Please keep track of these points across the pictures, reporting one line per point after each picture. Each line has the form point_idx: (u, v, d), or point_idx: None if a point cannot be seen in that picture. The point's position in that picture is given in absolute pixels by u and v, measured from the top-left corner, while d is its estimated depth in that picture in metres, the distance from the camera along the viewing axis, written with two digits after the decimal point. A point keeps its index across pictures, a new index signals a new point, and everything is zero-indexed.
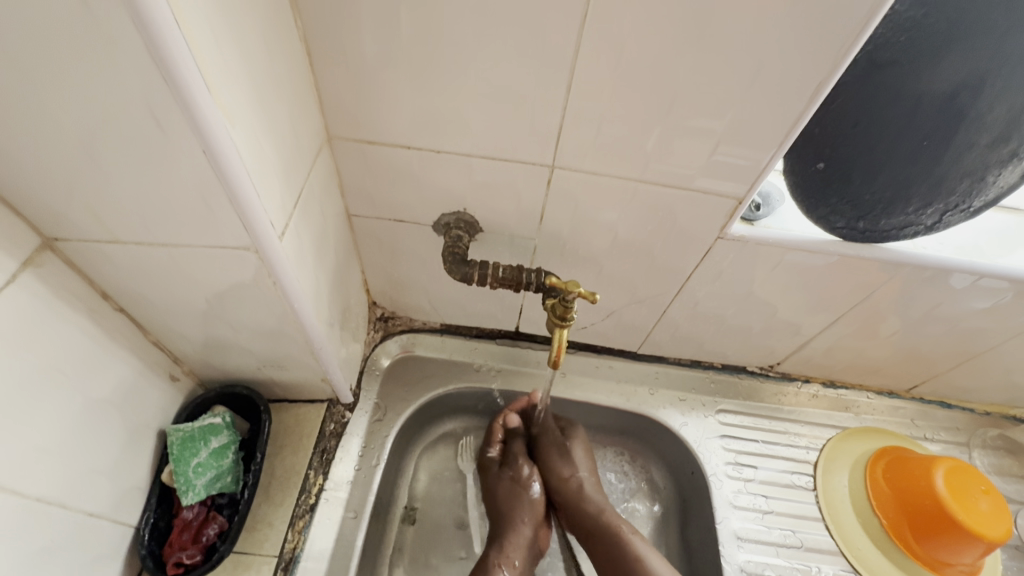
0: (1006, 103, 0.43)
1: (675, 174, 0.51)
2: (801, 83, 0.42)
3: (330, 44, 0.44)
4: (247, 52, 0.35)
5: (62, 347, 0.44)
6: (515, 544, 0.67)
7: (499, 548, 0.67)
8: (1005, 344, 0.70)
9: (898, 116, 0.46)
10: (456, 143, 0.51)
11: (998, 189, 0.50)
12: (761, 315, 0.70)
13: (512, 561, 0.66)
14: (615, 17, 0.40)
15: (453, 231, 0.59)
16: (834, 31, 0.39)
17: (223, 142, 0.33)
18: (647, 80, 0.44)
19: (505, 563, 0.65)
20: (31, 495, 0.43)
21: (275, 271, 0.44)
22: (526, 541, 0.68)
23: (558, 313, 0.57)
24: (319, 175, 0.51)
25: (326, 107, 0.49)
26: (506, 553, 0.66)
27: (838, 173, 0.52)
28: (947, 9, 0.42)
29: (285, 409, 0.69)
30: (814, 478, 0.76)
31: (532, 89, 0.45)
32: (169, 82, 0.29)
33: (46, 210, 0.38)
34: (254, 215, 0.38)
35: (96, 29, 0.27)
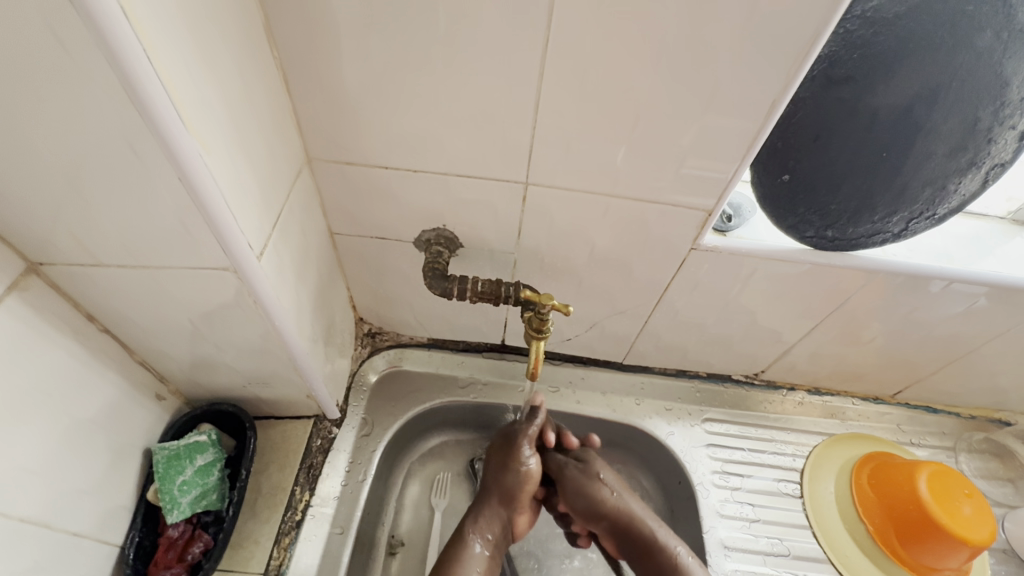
0: (959, 114, 0.45)
1: (645, 189, 0.53)
2: (759, 99, 0.44)
3: (308, 71, 0.46)
4: (222, 83, 0.36)
5: (46, 369, 0.45)
6: (490, 519, 0.67)
7: (474, 518, 0.67)
8: (983, 347, 0.71)
9: (855, 129, 0.48)
10: (432, 162, 0.53)
11: (959, 197, 0.51)
12: (741, 323, 0.71)
13: (485, 535, 0.66)
14: (577, 41, 0.42)
15: (434, 247, 0.61)
16: (787, 51, 0.41)
17: (199, 168, 0.35)
18: (611, 99, 0.45)
19: (476, 535, 0.66)
20: (16, 516, 0.44)
21: (255, 292, 0.45)
22: (501, 515, 0.68)
23: (534, 325, 0.58)
24: (299, 196, 0.52)
25: (307, 131, 0.51)
26: (480, 525, 0.66)
27: (803, 185, 0.53)
28: (894, 28, 0.44)
29: (272, 425, 0.70)
30: (801, 485, 0.76)
31: (503, 110, 0.47)
32: (144, 115, 0.31)
33: (29, 235, 0.39)
34: (233, 237, 0.40)
35: (72, 68, 0.29)
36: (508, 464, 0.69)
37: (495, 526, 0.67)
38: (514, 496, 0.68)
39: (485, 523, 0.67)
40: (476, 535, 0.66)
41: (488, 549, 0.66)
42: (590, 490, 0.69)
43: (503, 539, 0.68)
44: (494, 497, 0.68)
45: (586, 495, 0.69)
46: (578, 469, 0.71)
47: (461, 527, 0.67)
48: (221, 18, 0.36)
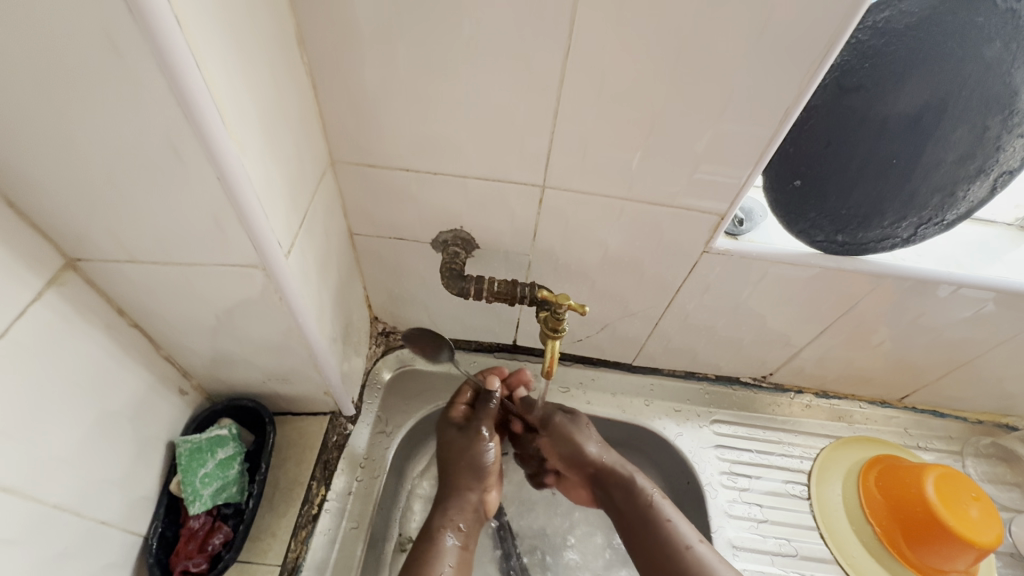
0: (967, 123, 0.46)
1: (659, 193, 0.54)
2: (772, 107, 0.45)
3: (334, 77, 0.47)
4: (257, 88, 0.38)
5: (81, 361, 0.46)
6: (460, 507, 0.69)
7: (443, 512, 0.68)
8: (991, 352, 0.71)
9: (866, 136, 0.49)
10: (451, 165, 0.54)
11: (968, 203, 0.52)
12: (750, 326, 0.72)
13: (456, 524, 0.67)
14: (597, 50, 0.43)
15: (450, 248, 0.62)
16: (801, 60, 0.42)
17: (235, 168, 0.36)
18: (628, 106, 0.47)
19: (449, 527, 0.67)
20: (50, 502, 0.45)
21: (281, 288, 0.47)
22: (472, 505, 0.69)
23: (549, 325, 0.59)
24: (323, 197, 0.54)
25: (331, 135, 0.52)
26: (450, 517, 0.68)
27: (814, 190, 0.54)
28: (905, 38, 0.45)
29: (289, 421, 0.71)
30: (808, 487, 0.77)
31: (523, 114, 0.48)
32: (189, 117, 0.32)
33: (69, 232, 0.41)
34: (263, 235, 0.41)
35: (125, 73, 0.30)
36: (466, 451, 0.71)
37: (465, 514, 0.68)
38: (480, 483, 0.70)
39: (456, 513, 0.68)
40: (449, 528, 0.67)
41: (462, 538, 0.67)
42: (577, 447, 0.70)
43: (476, 523, 0.70)
44: (459, 483, 0.70)
45: (572, 443, 0.70)
46: (562, 426, 0.71)
47: (433, 520, 0.67)
48: (258, 26, 0.37)
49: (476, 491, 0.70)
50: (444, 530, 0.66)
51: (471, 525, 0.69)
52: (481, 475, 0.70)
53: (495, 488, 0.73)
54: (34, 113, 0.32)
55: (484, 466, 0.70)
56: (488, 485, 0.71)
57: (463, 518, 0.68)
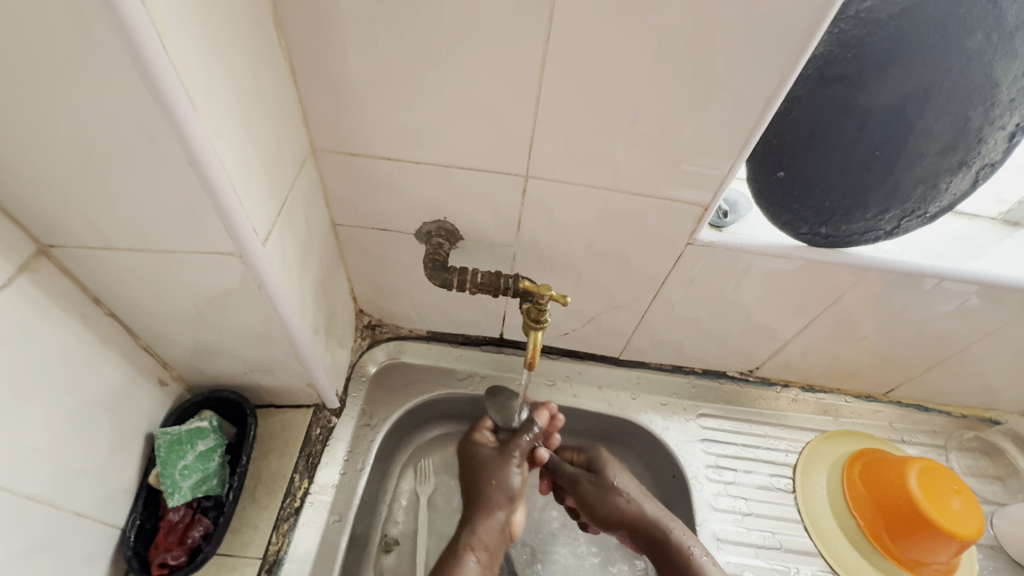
0: (949, 115, 0.46)
1: (643, 183, 0.54)
2: (754, 96, 0.45)
3: (313, 63, 0.47)
4: (230, 71, 0.37)
5: (54, 351, 0.45)
6: (487, 526, 0.67)
7: (470, 530, 0.66)
8: (974, 346, 0.72)
9: (849, 127, 0.49)
10: (433, 154, 0.53)
11: (950, 196, 0.52)
12: (737, 319, 0.71)
13: (483, 544, 0.66)
14: (578, 36, 0.43)
15: (434, 239, 0.62)
16: (783, 48, 0.42)
17: (207, 153, 0.35)
18: (610, 95, 0.46)
19: (475, 547, 0.65)
20: (22, 494, 0.44)
21: (260, 277, 0.46)
22: (499, 525, 0.67)
23: (533, 316, 0.58)
24: (303, 185, 0.53)
25: (312, 123, 0.52)
26: (477, 536, 0.66)
27: (798, 182, 0.54)
28: (887, 28, 0.45)
29: (272, 413, 0.71)
30: (793, 480, 0.78)
31: (505, 102, 0.48)
32: (158, 99, 0.32)
33: (40, 217, 0.40)
34: (239, 222, 0.41)
35: (89, 51, 0.30)
36: (500, 473, 0.69)
37: (492, 536, 0.67)
38: (509, 506, 0.68)
39: (482, 533, 0.66)
40: (475, 548, 0.65)
41: (486, 559, 0.65)
42: (608, 502, 0.69)
43: (502, 544, 0.68)
44: (485, 502, 0.68)
45: (604, 503, 0.70)
46: (592, 482, 0.71)
47: (460, 538, 0.66)
48: (230, 7, 0.37)
49: (505, 514, 0.68)
50: (469, 550, 0.65)
51: (496, 546, 0.67)
52: (510, 498, 0.69)
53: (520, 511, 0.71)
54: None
55: (515, 490, 0.69)
56: (516, 507, 0.69)
57: (489, 538, 0.66)
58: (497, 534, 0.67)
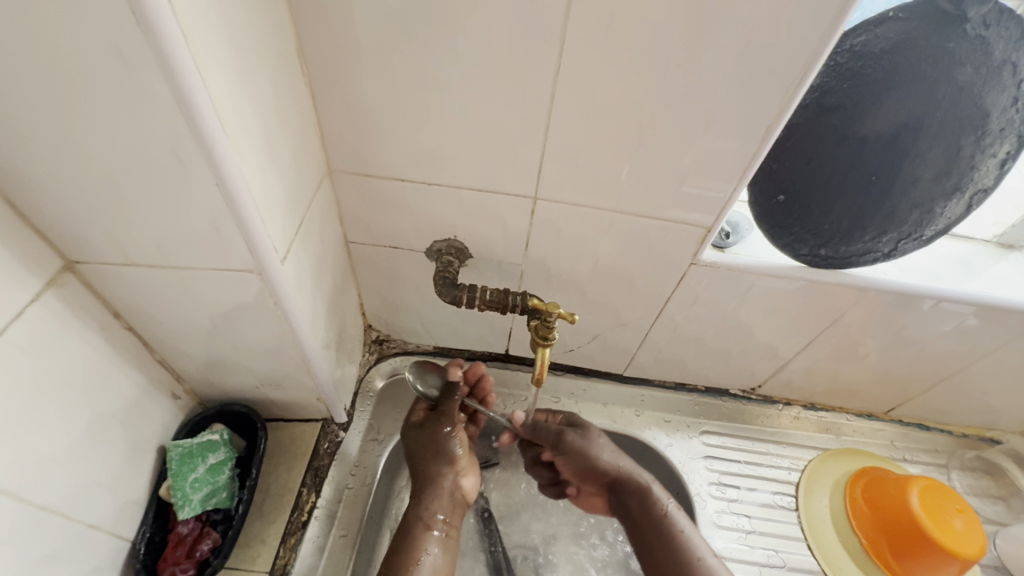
0: (942, 143, 0.48)
1: (648, 205, 0.55)
2: (755, 124, 0.47)
3: (333, 90, 0.49)
4: (258, 99, 0.39)
5: (75, 363, 0.47)
6: (437, 497, 0.68)
7: (421, 504, 0.67)
8: (973, 366, 0.73)
9: (846, 153, 0.51)
10: (445, 175, 0.55)
11: (945, 219, 0.54)
12: (739, 337, 0.73)
13: (437, 517, 0.67)
14: (588, 69, 0.45)
15: (444, 257, 0.63)
16: (782, 79, 0.44)
17: (234, 175, 0.37)
18: (617, 123, 0.49)
19: (429, 519, 0.66)
20: (38, 504, 0.45)
21: (277, 293, 0.48)
22: (449, 494, 0.69)
23: (540, 333, 0.60)
24: (319, 205, 0.55)
25: (330, 146, 0.54)
26: (428, 509, 0.67)
27: (797, 204, 0.56)
28: (881, 61, 0.47)
29: (281, 427, 0.71)
30: (797, 499, 0.78)
31: (516, 127, 0.50)
32: (192, 126, 0.33)
33: (69, 234, 0.42)
34: (260, 240, 0.42)
35: (131, 82, 0.31)
36: (429, 441, 0.69)
37: (441, 502, 0.68)
38: (454, 471, 0.69)
39: (434, 503, 0.67)
40: (430, 520, 0.66)
41: (445, 530, 0.67)
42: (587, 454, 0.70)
43: (457, 509, 0.69)
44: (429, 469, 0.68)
45: (585, 458, 0.70)
46: (575, 433, 0.71)
47: (410, 511, 0.67)
48: (260, 40, 0.39)
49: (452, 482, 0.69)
50: (422, 522, 0.66)
51: (450, 513, 0.68)
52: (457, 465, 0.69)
53: (469, 475, 0.72)
54: (41, 120, 0.33)
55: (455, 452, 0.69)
56: (461, 470, 0.70)
57: (442, 508, 0.68)
58: (446, 500, 0.68)
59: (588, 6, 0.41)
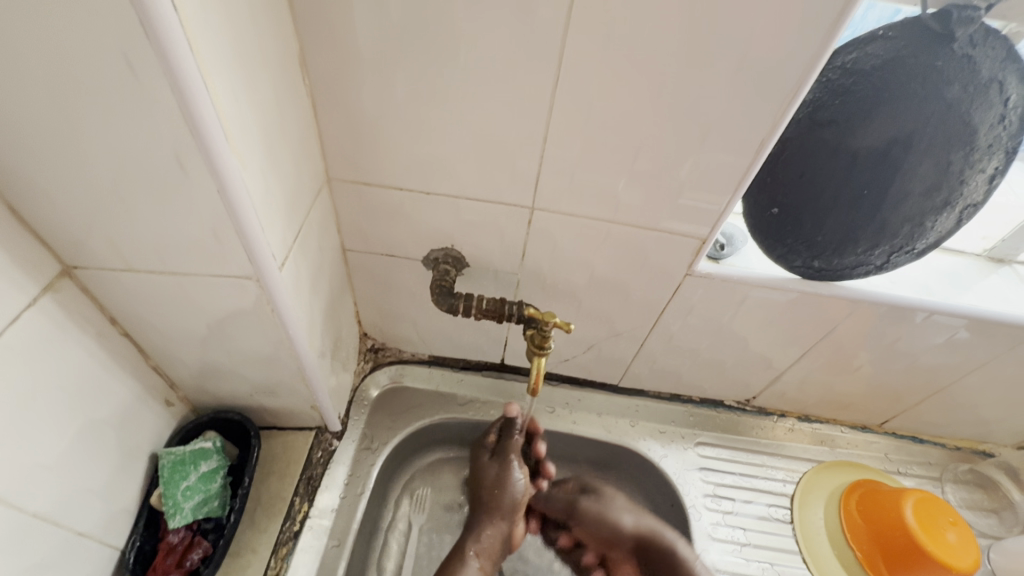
0: (932, 159, 0.49)
1: (643, 216, 0.56)
2: (749, 137, 0.48)
3: (333, 99, 0.49)
4: (259, 107, 0.40)
5: (69, 369, 0.46)
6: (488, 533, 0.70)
7: (473, 536, 0.70)
8: (965, 379, 0.73)
9: (839, 168, 0.52)
10: (444, 185, 0.56)
11: (936, 233, 0.55)
12: (734, 348, 0.73)
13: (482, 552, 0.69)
14: (585, 81, 0.46)
15: (441, 266, 0.64)
16: (776, 94, 0.45)
17: (235, 183, 0.37)
18: (613, 135, 0.49)
19: (474, 552, 0.69)
20: (29, 511, 0.44)
21: (274, 300, 0.48)
22: (500, 533, 0.71)
23: (536, 342, 0.60)
24: (318, 213, 0.55)
25: (329, 154, 0.54)
26: (478, 543, 0.69)
27: (790, 217, 0.57)
28: (872, 78, 0.48)
29: (275, 436, 0.71)
30: (791, 511, 0.78)
31: (514, 138, 0.51)
32: (195, 135, 0.34)
33: (67, 239, 0.42)
34: (259, 247, 0.42)
35: (135, 89, 0.31)
36: (498, 480, 0.71)
37: (493, 542, 0.70)
38: (510, 514, 0.71)
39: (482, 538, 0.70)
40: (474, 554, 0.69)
41: (486, 566, 0.69)
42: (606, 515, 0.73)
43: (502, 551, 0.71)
44: (487, 509, 0.71)
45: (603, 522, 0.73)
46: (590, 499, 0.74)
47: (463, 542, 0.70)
48: (262, 50, 0.39)
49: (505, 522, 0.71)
50: (468, 555, 0.68)
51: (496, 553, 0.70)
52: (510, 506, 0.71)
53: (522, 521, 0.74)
54: (44, 125, 0.33)
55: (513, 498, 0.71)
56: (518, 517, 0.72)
57: (488, 545, 0.70)
58: (495, 540, 0.71)
59: (586, 20, 0.42)
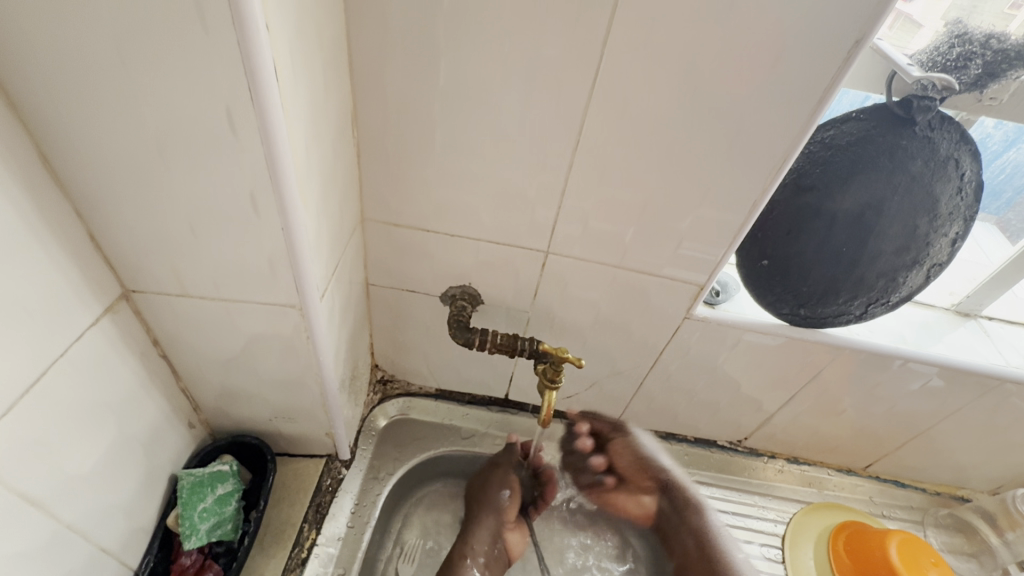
0: (902, 222, 0.56)
1: (647, 263, 0.62)
2: (743, 199, 0.55)
3: (377, 150, 0.55)
4: (320, 157, 0.45)
5: (116, 386, 0.49)
6: (479, 536, 0.77)
7: (465, 541, 0.76)
8: (942, 424, 0.78)
9: (821, 227, 0.58)
10: (468, 229, 0.61)
11: (908, 287, 0.61)
12: (727, 389, 0.78)
13: (479, 554, 0.76)
14: (602, 145, 0.52)
15: (458, 302, 0.68)
16: (767, 162, 0.52)
17: (298, 223, 0.42)
18: (624, 192, 0.56)
19: (470, 554, 0.75)
20: (65, 522, 0.46)
21: (312, 328, 0.52)
22: (489, 535, 0.78)
23: (549, 375, 0.65)
24: (352, 249, 0.60)
25: (366, 197, 0.60)
26: (472, 546, 0.76)
27: (778, 269, 0.63)
28: (847, 152, 0.56)
29: (285, 462, 0.73)
30: (782, 550, 0.81)
31: (535, 191, 0.57)
32: (274, 181, 0.39)
33: (133, 265, 0.46)
34: (307, 279, 0.47)
35: (230, 142, 0.37)
36: (492, 486, 0.80)
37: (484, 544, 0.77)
38: (498, 517, 0.79)
39: (476, 543, 0.76)
40: (471, 556, 0.75)
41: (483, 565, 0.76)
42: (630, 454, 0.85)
43: (496, 556, 0.78)
44: (480, 514, 0.79)
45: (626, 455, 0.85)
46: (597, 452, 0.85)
47: (455, 547, 0.76)
48: (328, 110, 0.45)
49: (495, 527, 0.78)
50: (464, 558, 0.75)
51: (489, 557, 0.77)
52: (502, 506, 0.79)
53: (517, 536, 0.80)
54: (143, 167, 0.38)
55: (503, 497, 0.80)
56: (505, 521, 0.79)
57: (483, 549, 0.76)
58: (489, 543, 0.77)
59: (607, 96, 0.49)
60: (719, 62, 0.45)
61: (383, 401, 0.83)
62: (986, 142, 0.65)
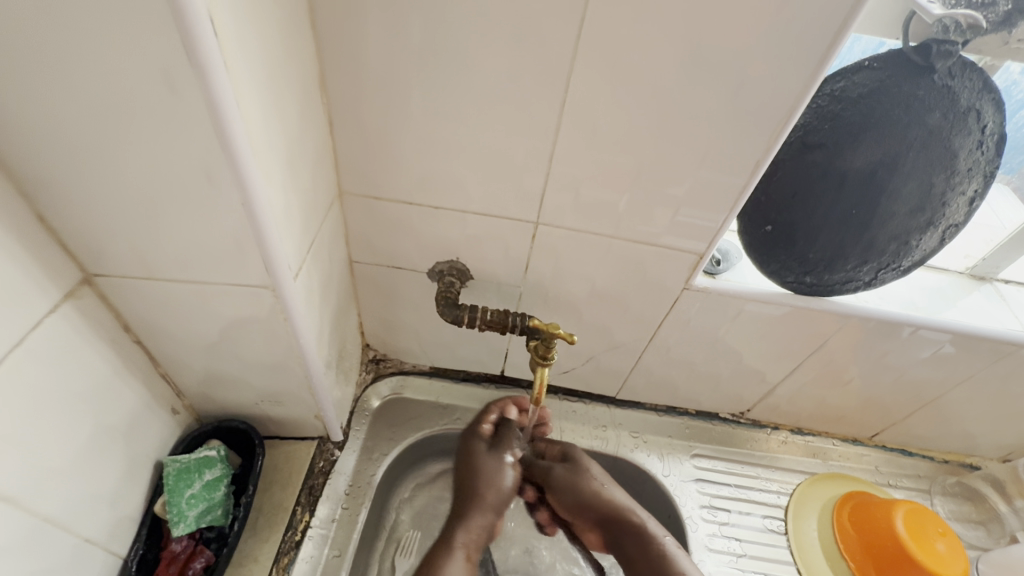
0: (916, 180, 0.52)
1: (643, 232, 0.58)
2: (744, 161, 0.51)
3: (350, 118, 0.52)
4: (282, 125, 0.42)
5: (86, 375, 0.47)
6: (477, 525, 0.66)
7: (462, 527, 0.66)
8: (953, 392, 0.76)
9: (830, 188, 0.54)
10: (452, 201, 0.58)
11: (921, 251, 0.57)
12: (729, 361, 0.75)
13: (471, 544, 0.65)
14: (592, 105, 0.48)
15: (446, 278, 0.65)
16: (770, 119, 0.47)
17: (259, 198, 0.39)
18: (616, 156, 0.52)
19: (462, 543, 0.65)
20: (41, 515, 0.45)
21: (288, 309, 0.49)
22: (487, 521, 0.67)
23: (540, 352, 0.62)
24: (329, 225, 0.57)
25: (342, 169, 0.56)
26: (466, 534, 0.65)
27: (783, 235, 0.59)
28: (859, 105, 0.51)
29: (276, 446, 0.72)
30: (785, 522, 0.79)
31: (521, 157, 0.53)
32: (227, 152, 0.36)
33: (90, 247, 0.43)
34: (277, 258, 0.44)
35: (174, 109, 0.33)
36: (495, 468, 0.69)
37: (479, 536, 0.66)
38: (500, 504, 0.68)
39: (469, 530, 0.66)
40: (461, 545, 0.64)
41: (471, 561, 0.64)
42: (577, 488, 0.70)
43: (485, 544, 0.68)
44: (483, 500, 0.67)
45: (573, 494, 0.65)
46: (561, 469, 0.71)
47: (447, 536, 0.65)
48: (288, 72, 0.42)
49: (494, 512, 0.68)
50: (459, 549, 0.64)
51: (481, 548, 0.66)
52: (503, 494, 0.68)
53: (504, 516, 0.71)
54: (84, 140, 0.35)
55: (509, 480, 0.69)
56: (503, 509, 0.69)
57: (476, 538, 0.66)
58: (483, 532, 0.67)
59: (595, 50, 0.44)
60: (717, 7, 0.41)
61: (375, 380, 0.82)
62: (1011, 91, 0.60)
